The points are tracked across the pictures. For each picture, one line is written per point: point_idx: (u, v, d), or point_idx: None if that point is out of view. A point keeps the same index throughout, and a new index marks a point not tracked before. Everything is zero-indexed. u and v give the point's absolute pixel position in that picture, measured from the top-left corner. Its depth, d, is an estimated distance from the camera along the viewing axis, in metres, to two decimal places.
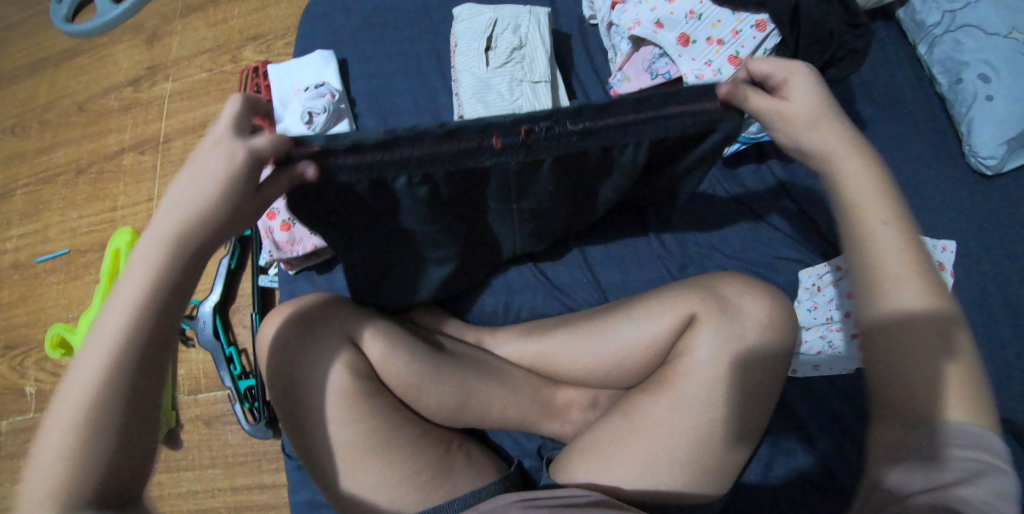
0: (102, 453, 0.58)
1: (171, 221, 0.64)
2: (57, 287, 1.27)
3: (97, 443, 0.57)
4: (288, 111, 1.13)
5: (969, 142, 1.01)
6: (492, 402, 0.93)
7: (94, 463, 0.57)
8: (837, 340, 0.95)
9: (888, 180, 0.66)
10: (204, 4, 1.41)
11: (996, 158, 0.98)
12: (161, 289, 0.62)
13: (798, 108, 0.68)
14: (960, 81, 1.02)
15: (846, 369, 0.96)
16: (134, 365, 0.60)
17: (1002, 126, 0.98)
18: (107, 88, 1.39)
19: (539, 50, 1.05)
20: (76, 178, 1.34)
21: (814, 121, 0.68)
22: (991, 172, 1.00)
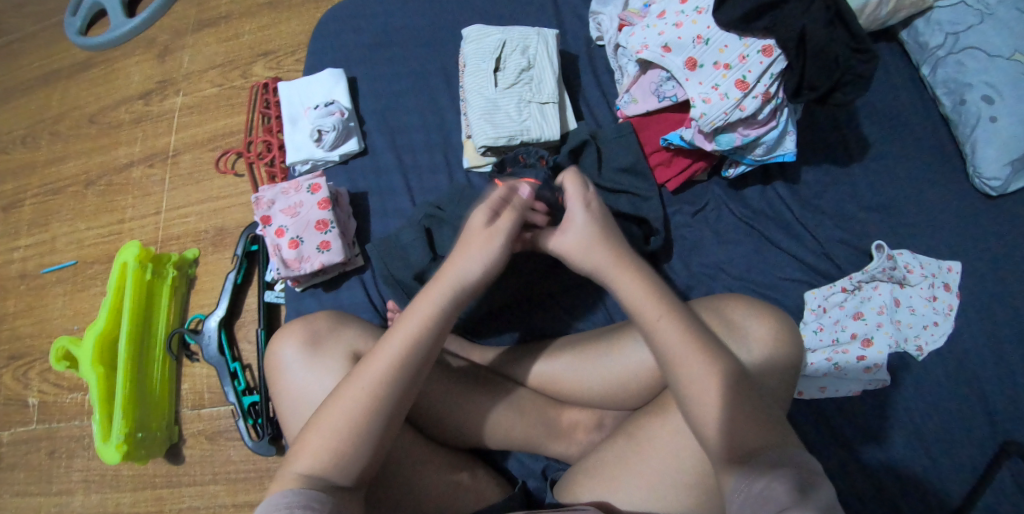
0: (354, 467, 0.70)
1: (450, 282, 0.76)
2: (63, 298, 1.28)
3: (356, 456, 0.70)
4: (298, 128, 1.14)
5: (974, 163, 1.01)
6: (498, 421, 0.93)
7: (343, 473, 0.69)
8: (843, 362, 0.96)
9: (656, 285, 0.76)
10: (216, 19, 1.42)
11: (1000, 179, 0.99)
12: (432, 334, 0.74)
13: (571, 241, 0.80)
14: (963, 103, 1.03)
15: (852, 392, 0.96)
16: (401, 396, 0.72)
17: (1007, 146, 0.99)
18: (117, 101, 1.41)
19: (547, 71, 1.06)
20: (85, 190, 1.34)
21: (586, 252, 0.79)
22: (996, 192, 1.01)
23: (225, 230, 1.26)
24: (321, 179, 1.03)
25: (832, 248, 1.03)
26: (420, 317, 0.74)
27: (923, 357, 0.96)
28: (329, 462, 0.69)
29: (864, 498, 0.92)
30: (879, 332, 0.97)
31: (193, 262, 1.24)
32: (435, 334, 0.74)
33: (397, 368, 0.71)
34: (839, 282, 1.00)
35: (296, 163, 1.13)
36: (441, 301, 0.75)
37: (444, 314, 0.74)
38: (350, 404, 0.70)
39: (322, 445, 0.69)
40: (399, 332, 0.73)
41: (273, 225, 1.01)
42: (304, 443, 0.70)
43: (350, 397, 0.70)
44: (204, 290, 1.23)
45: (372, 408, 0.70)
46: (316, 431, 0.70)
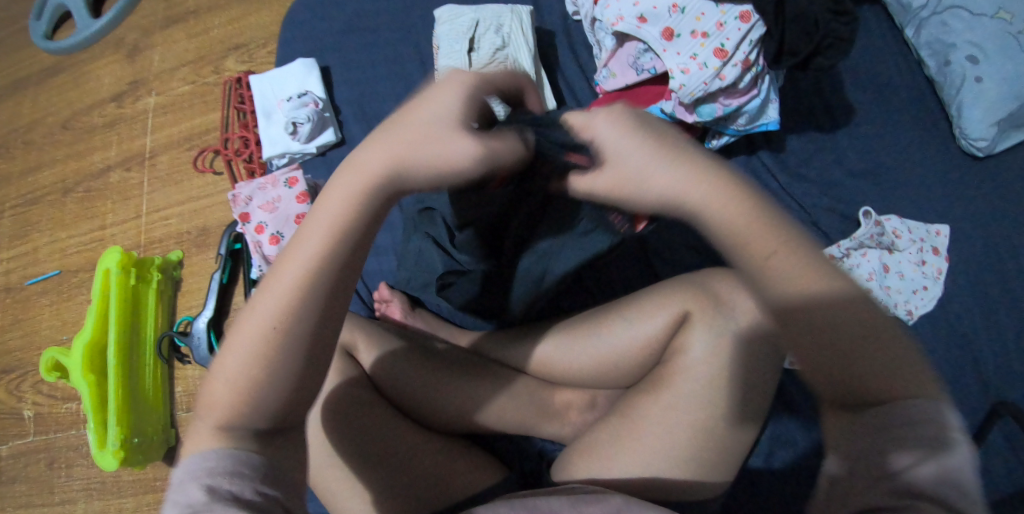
0: (266, 408, 0.60)
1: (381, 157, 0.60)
2: (50, 309, 1.26)
3: (267, 396, 0.60)
4: (273, 122, 1.12)
5: (960, 125, 1.00)
6: (490, 406, 0.93)
7: (258, 414, 0.59)
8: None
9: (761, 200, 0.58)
10: (185, 15, 1.39)
11: (987, 139, 0.98)
12: (347, 237, 0.60)
13: (616, 169, 0.61)
14: (948, 64, 1.01)
15: None
16: (316, 317, 0.60)
17: (994, 106, 0.97)
18: (89, 104, 1.38)
19: (523, 49, 1.03)
20: (63, 198, 1.32)
21: (638, 172, 0.60)
22: (982, 153, 0.99)
23: (208, 230, 1.24)
24: (298, 172, 1.01)
25: (819, 215, 1.02)
26: (327, 220, 0.60)
27: (913, 322, 0.95)
28: (242, 407, 0.59)
29: None
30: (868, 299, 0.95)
31: (178, 263, 1.23)
32: (352, 234, 0.61)
33: (308, 283, 0.60)
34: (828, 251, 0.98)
35: (273, 157, 1.11)
36: (354, 187, 0.60)
37: (361, 208, 0.60)
38: (258, 331, 0.60)
39: (230, 390, 0.60)
40: (308, 238, 0.61)
41: (252, 222, 1.00)
42: (210, 387, 0.61)
43: (258, 323, 0.60)
44: (191, 292, 1.22)
45: (288, 334, 0.59)
46: (219, 370, 0.61)
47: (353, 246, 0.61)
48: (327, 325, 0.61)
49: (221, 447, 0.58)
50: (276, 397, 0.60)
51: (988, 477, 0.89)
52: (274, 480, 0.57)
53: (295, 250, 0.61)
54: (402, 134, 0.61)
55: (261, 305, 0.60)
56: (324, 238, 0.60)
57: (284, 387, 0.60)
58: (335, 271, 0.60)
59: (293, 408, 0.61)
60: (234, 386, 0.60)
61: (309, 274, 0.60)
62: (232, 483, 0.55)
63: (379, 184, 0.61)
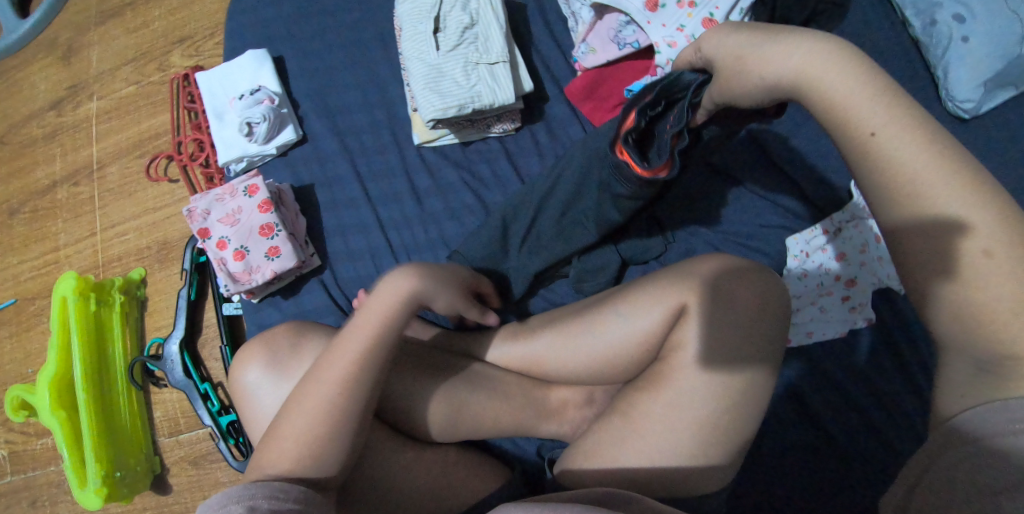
0: (324, 466, 0.67)
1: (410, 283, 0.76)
2: (10, 341, 1.18)
3: (322, 458, 0.67)
4: (226, 124, 1.03)
5: (946, 86, 0.93)
6: (483, 413, 0.86)
7: (316, 472, 0.67)
8: (828, 304, 0.93)
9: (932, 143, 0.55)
10: (120, 9, 1.28)
11: (973, 101, 0.91)
12: (395, 322, 0.74)
13: (780, 60, 0.60)
14: (934, 24, 0.93)
15: (838, 332, 0.93)
16: (370, 389, 0.70)
17: (980, 67, 0.90)
18: (28, 114, 1.27)
19: (493, 26, 0.93)
20: (10, 220, 1.22)
21: (785, 55, 0.59)
22: (969, 115, 0.93)
23: (170, 243, 1.16)
24: (258, 178, 0.93)
25: (813, 185, 0.97)
26: (369, 330, 0.72)
27: (905, 289, 0.92)
28: (302, 461, 0.66)
29: (866, 436, 0.90)
30: (862, 272, 0.92)
31: (141, 282, 1.16)
32: (392, 335, 0.73)
33: (360, 373, 0.70)
34: (820, 224, 0.95)
35: (230, 162, 1.02)
36: (396, 298, 0.75)
37: (399, 316, 0.74)
38: (316, 404, 0.68)
39: (293, 449, 0.67)
40: (360, 329, 0.72)
41: (213, 237, 0.92)
42: (269, 451, 0.68)
43: (315, 398, 0.69)
44: (159, 312, 1.15)
45: (341, 408, 0.68)
46: (278, 436, 0.68)
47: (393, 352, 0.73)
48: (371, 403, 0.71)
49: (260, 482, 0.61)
50: (332, 455, 0.67)
51: None
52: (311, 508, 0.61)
53: (351, 334, 0.72)
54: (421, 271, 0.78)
55: (315, 381, 0.70)
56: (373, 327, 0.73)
57: (339, 448, 0.68)
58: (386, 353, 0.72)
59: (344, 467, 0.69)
60: (293, 447, 0.67)
61: (362, 354, 0.71)
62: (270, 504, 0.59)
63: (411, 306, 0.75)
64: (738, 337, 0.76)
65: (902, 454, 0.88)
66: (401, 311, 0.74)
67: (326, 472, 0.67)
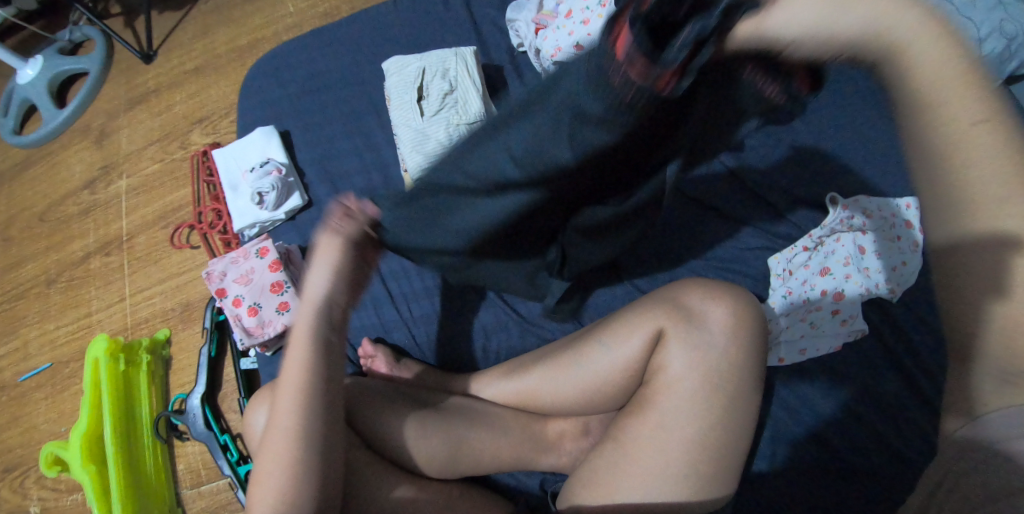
0: (304, 506, 0.70)
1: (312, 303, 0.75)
2: (46, 402, 1.27)
3: (298, 501, 0.69)
4: (240, 194, 1.13)
5: None
6: (483, 446, 0.91)
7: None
8: (817, 320, 0.97)
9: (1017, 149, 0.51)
10: (147, 95, 1.43)
11: None
12: (318, 347, 0.74)
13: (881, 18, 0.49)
14: None
15: (833, 346, 0.97)
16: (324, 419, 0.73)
17: None
18: (64, 194, 1.39)
19: (471, 90, 1.03)
20: (46, 291, 1.33)
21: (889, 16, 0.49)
22: None
23: (192, 304, 1.26)
24: (268, 241, 1.03)
25: (789, 208, 1.05)
26: (300, 364, 0.73)
27: (897, 298, 0.97)
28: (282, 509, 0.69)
29: (865, 451, 0.93)
30: (848, 284, 0.96)
31: (166, 342, 1.25)
32: (321, 359, 0.74)
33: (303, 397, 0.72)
34: (800, 242, 1.02)
35: (244, 228, 1.12)
36: (310, 322, 0.74)
37: (319, 338, 0.74)
38: (281, 447, 0.71)
39: (270, 495, 0.70)
40: (290, 363, 0.73)
41: (229, 296, 1.01)
42: (255, 499, 0.71)
43: (279, 442, 0.72)
44: (182, 369, 1.24)
45: (299, 449, 0.71)
46: (258, 486, 0.72)
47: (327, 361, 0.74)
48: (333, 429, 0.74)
49: None
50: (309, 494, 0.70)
51: None
52: None
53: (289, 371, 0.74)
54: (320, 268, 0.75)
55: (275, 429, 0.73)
56: (301, 357, 0.73)
57: (315, 488, 0.71)
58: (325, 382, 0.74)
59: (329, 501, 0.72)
60: (270, 494, 0.70)
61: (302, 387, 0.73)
62: None
63: (327, 320, 0.75)
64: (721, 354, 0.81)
65: (910, 461, 0.92)
66: (319, 330, 0.74)
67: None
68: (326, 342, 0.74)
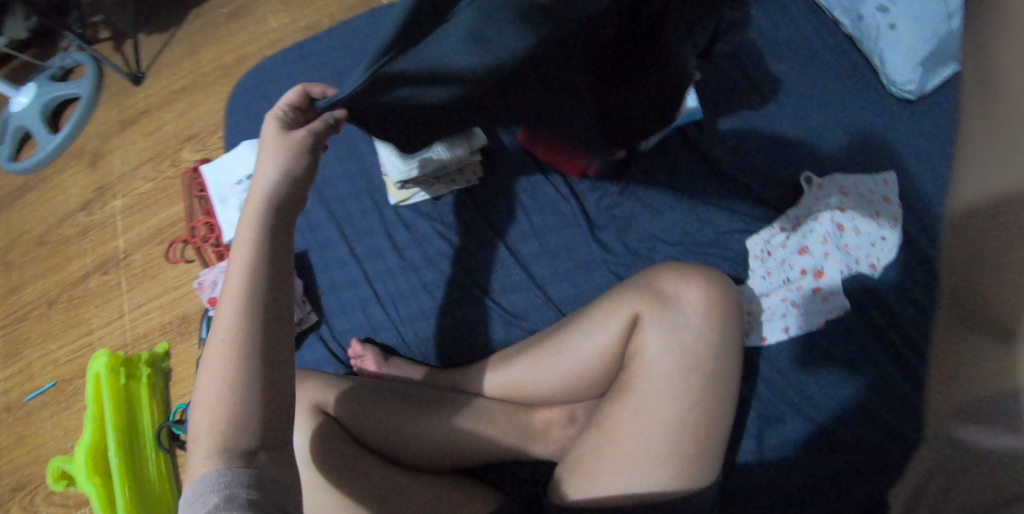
0: (249, 428, 0.66)
1: (260, 198, 0.74)
2: (51, 421, 1.30)
3: (240, 421, 0.66)
4: (228, 206, 1.17)
5: (886, 74, 1.08)
6: (470, 439, 0.93)
7: (244, 437, 0.66)
8: (800, 300, 0.97)
9: None
10: (138, 116, 1.47)
11: (915, 82, 1.06)
12: (265, 249, 0.73)
13: None
14: (861, 18, 1.11)
15: (816, 324, 0.96)
16: (265, 328, 0.70)
17: (914, 49, 1.05)
18: (61, 217, 1.43)
19: None
20: (48, 311, 1.36)
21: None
22: (914, 95, 1.07)
23: (189, 316, 1.30)
24: None
25: (767, 191, 1.06)
26: (244, 268, 0.71)
27: (878, 274, 0.97)
28: (228, 426, 0.66)
29: (855, 426, 0.93)
30: (828, 262, 0.96)
31: (165, 355, 1.28)
32: (267, 262, 0.72)
33: (250, 303, 0.70)
34: (777, 223, 1.03)
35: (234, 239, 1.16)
36: (254, 223, 0.73)
37: (264, 242, 0.73)
38: (220, 360, 0.68)
39: (211, 416, 0.67)
40: (236, 267, 0.72)
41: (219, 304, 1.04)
42: (196, 424, 0.68)
43: (217, 358, 0.68)
44: (182, 380, 1.27)
45: (242, 361, 0.68)
46: (199, 406, 0.68)
47: (271, 268, 0.72)
48: (276, 343, 0.70)
49: (223, 468, 0.64)
50: (252, 411, 0.67)
51: None
52: (264, 486, 0.63)
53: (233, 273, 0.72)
54: (268, 159, 0.75)
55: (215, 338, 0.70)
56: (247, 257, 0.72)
57: (259, 406, 0.67)
58: (269, 286, 0.71)
59: (274, 425, 0.68)
60: (213, 412, 0.67)
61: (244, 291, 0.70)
62: (248, 491, 0.62)
63: (274, 216, 0.74)
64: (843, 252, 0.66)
65: (899, 433, 0.92)
66: (265, 225, 0.74)
67: (251, 438, 0.66)
68: (273, 242, 0.73)
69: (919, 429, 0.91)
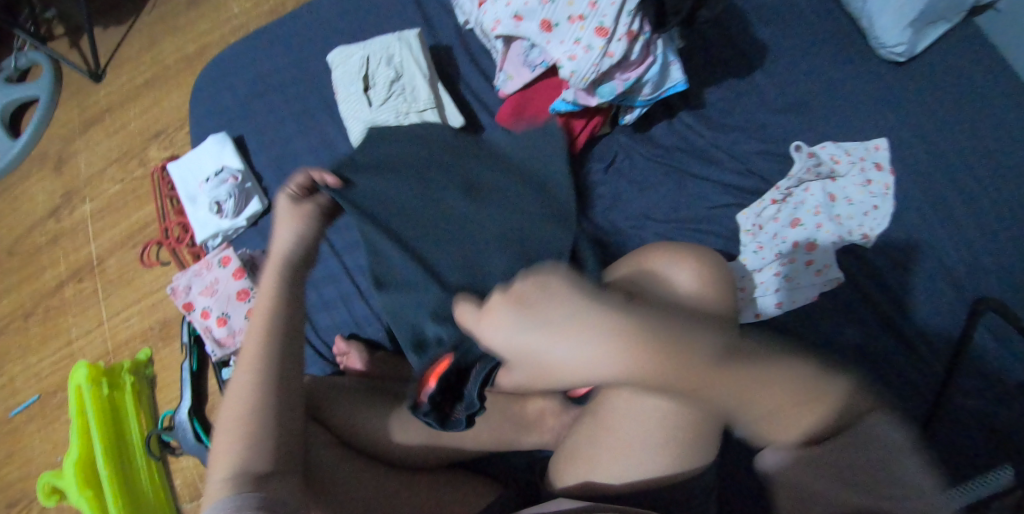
0: (267, 453, 0.68)
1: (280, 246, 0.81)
2: (38, 435, 1.27)
3: (260, 446, 0.68)
4: (198, 205, 1.12)
5: (875, 36, 1.03)
6: (463, 435, 0.90)
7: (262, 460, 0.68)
8: (794, 272, 0.96)
9: None
10: (100, 116, 1.41)
11: (905, 44, 1.00)
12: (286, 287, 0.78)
13: None
14: None
15: (810, 297, 0.95)
16: (285, 358, 0.73)
17: (903, 10, 0.99)
18: (30, 226, 1.38)
19: (419, 75, 1.05)
20: (25, 324, 1.32)
21: None
22: (904, 57, 1.02)
23: (170, 320, 1.26)
24: (229, 250, 1.02)
25: (756, 160, 1.03)
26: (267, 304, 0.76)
27: (870, 244, 0.96)
28: (245, 451, 0.68)
29: None
30: (820, 233, 0.97)
31: (148, 362, 1.24)
32: (288, 298, 0.77)
33: (270, 336, 0.74)
34: (768, 195, 1.00)
35: (207, 239, 1.11)
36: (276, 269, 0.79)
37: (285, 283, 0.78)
38: (242, 388, 0.71)
39: (231, 440, 0.68)
40: (260, 304, 0.76)
41: (196, 309, 1.00)
42: (216, 449, 0.69)
43: (240, 385, 0.71)
44: (167, 387, 1.23)
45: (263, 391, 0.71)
46: (219, 431, 0.70)
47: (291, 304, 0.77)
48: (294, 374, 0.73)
49: (236, 491, 0.64)
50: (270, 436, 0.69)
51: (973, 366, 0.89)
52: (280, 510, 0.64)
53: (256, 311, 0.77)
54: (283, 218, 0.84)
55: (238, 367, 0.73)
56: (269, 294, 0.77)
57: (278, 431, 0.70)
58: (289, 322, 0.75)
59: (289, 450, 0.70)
60: (234, 434, 0.68)
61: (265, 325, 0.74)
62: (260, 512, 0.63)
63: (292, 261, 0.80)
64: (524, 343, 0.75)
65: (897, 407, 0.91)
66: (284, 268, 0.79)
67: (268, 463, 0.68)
68: (292, 282, 0.79)
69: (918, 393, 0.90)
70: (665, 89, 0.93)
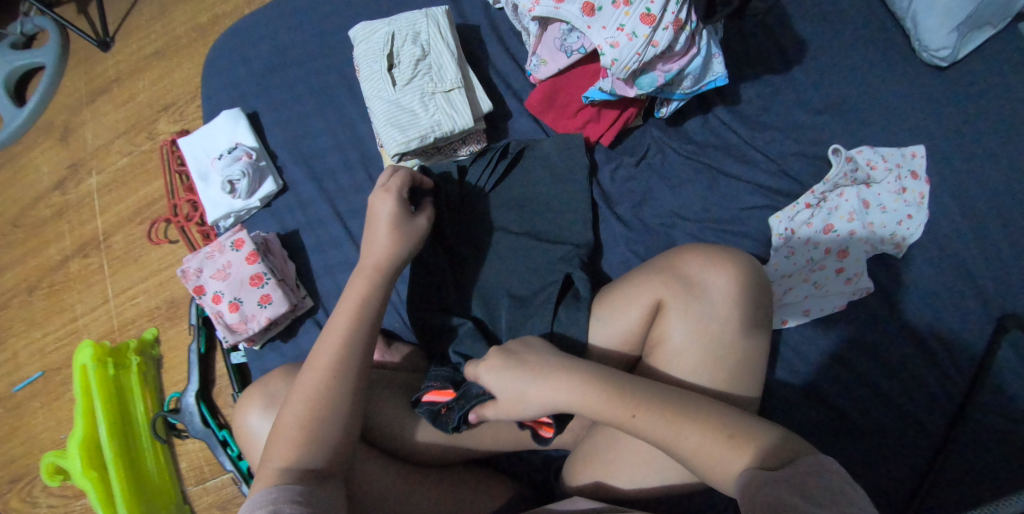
0: (318, 451, 0.71)
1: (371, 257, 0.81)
2: (42, 411, 1.25)
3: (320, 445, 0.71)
4: (210, 183, 1.08)
5: (919, 38, 0.99)
6: (479, 432, 0.86)
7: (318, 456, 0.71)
8: (822, 280, 0.93)
9: None
10: (108, 85, 1.36)
11: (949, 48, 0.97)
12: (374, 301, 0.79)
13: None
14: None
15: (837, 306, 0.93)
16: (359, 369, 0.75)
17: (949, 13, 0.96)
18: (35, 197, 1.34)
19: (444, 55, 0.99)
20: (30, 298, 1.29)
21: None
22: (946, 63, 0.98)
23: (178, 300, 1.23)
24: (242, 232, 0.99)
25: (790, 158, 0.99)
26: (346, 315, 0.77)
27: (902, 253, 0.94)
28: (299, 450, 0.71)
29: (879, 404, 0.91)
30: (853, 241, 0.94)
31: (155, 341, 1.22)
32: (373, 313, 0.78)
33: (348, 344, 0.75)
34: (803, 199, 0.96)
35: (218, 219, 1.08)
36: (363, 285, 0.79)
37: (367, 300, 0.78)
38: (309, 391, 0.73)
39: (289, 443, 0.71)
40: (341, 315, 0.77)
41: (208, 293, 0.97)
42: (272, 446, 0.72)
43: (307, 390, 0.73)
44: (175, 367, 1.21)
45: (329, 398, 0.73)
46: (279, 432, 0.72)
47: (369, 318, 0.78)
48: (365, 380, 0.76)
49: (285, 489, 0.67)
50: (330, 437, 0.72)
51: (1003, 381, 0.88)
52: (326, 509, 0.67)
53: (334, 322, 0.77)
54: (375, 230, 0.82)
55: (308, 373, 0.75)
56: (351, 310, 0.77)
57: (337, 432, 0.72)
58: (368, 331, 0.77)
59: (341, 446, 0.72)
60: (293, 435, 0.71)
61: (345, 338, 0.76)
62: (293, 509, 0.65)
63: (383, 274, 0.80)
64: (516, 397, 0.74)
65: (923, 425, 0.89)
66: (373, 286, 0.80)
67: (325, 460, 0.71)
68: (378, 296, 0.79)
69: (944, 406, 0.89)
70: (704, 84, 0.89)
